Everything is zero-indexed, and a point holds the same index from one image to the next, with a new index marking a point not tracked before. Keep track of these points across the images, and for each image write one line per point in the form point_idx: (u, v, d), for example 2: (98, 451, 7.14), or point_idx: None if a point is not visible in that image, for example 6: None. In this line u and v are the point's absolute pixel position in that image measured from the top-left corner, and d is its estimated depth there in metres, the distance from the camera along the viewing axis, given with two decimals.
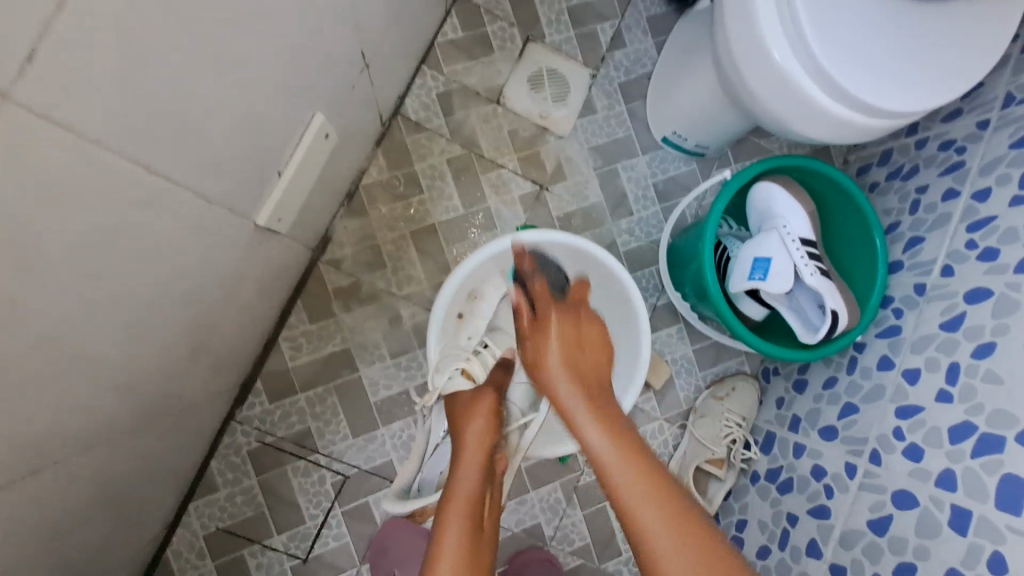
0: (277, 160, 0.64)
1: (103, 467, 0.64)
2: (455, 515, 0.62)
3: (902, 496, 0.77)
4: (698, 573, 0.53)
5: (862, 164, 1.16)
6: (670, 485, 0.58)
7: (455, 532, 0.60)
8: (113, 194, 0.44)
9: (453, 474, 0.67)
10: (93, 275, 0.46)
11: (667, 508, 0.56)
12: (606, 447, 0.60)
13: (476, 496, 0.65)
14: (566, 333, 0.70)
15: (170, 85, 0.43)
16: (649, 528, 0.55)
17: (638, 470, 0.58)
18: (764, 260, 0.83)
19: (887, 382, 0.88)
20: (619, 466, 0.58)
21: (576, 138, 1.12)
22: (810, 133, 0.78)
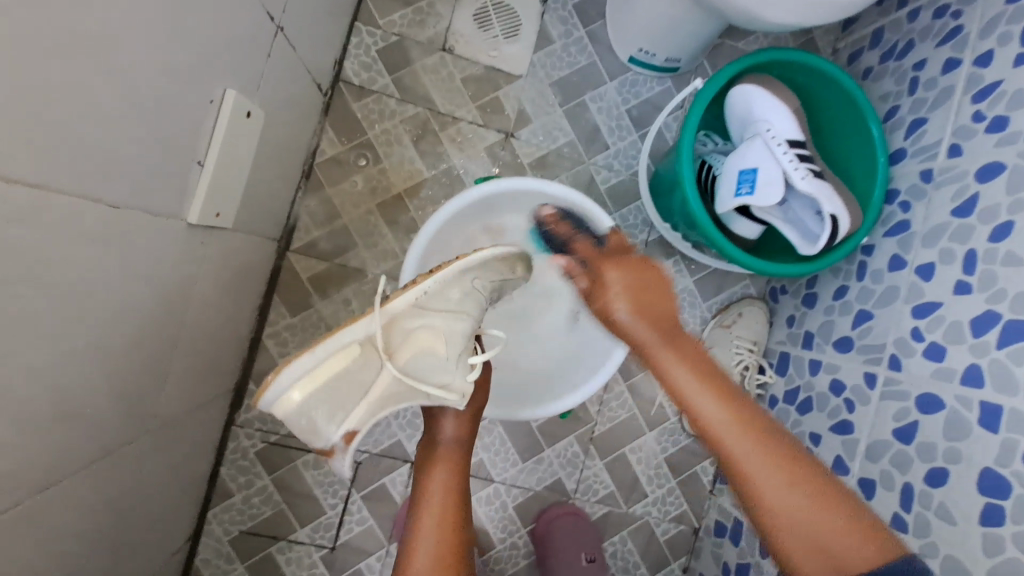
0: (195, 149, 0.58)
1: (95, 498, 0.62)
2: (442, 464, 0.70)
3: (927, 400, 0.72)
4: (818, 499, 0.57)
5: (852, 50, 1.05)
6: (740, 399, 0.64)
7: (443, 479, 0.69)
8: (14, 217, 0.39)
9: (436, 424, 0.72)
10: (20, 308, 0.42)
11: (761, 440, 0.61)
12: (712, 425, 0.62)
13: (456, 452, 0.71)
14: (650, 296, 0.69)
15: (36, 78, 0.37)
16: (714, 421, 0.63)
17: (739, 431, 0.62)
18: (750, 172, 0.75)
19: (900, 282, 0.82)
20: (744, 450, 0.60)
21: (535, 75, 1.03)
22: (783, 18, 0.71)
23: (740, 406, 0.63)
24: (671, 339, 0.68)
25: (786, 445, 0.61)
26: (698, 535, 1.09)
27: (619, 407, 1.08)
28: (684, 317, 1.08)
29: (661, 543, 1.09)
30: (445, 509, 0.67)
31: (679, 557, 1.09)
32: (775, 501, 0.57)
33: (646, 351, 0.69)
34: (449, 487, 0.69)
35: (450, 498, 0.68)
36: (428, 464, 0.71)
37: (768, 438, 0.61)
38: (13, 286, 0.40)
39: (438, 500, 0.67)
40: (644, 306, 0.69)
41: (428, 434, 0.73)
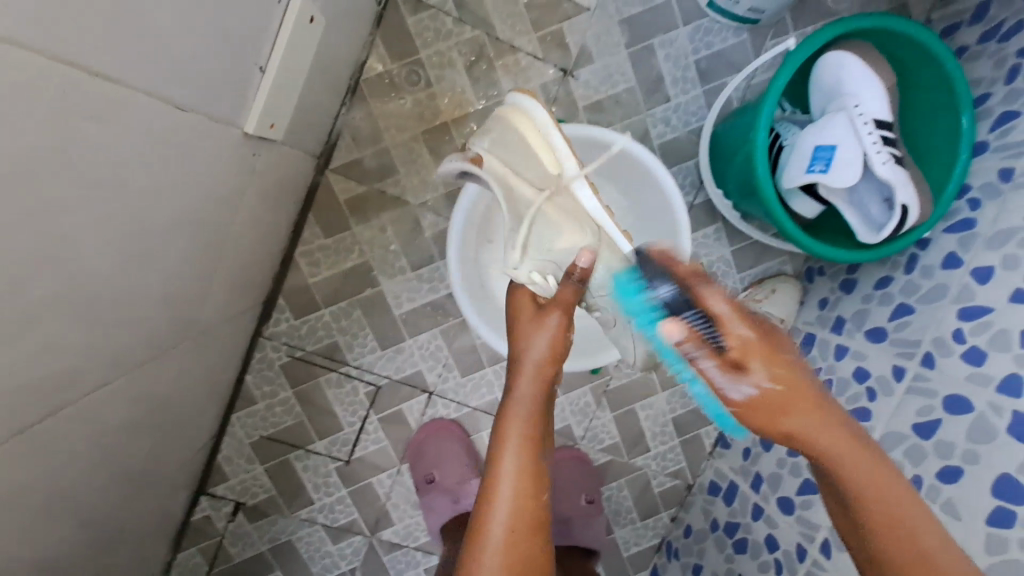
0: (257, 53, 0.54)
1: (138, 393, 0.63)
2: (513, 443, 0.56)
3: (955, 401, 0.73)
4: None
5: (948, 24, 0.97)
6: (876, 450, 0.52)
7: (513, 474, 0.55)
8: (84, 110, 0.37)
9: (508, 387, 0.61)
10: (88, 207, 0.41)
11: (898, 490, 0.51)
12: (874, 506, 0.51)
13: (532, 418, 0.58)
14: (775, 343, 0.52)
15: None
16: (878, 516, 0.50)
17: (915, 518, 0.50)
18: (827, 149, 0.72)
19: (952, 282, 0.80)
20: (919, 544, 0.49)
21: (604, 9, 0.96)
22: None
23: (881, 462, 0.52)
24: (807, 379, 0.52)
25: (915, 504, 0.51)
26: (692, 491, 1.14)
27: (637, 365, 1.10)
28: None
29: (656, 494, 1.14)
30: (529, 521, 0.53)
31: (670, 509, 1.15)
32: None
33: (767, 413, 0.51)
34: (521, 483, 0.55)
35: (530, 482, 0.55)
36: (499, 441, 0.57)
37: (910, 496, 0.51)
38: (82, 184, 0.39)
39: (508, 499, 0.54)
40: (767, 350, 0.51)
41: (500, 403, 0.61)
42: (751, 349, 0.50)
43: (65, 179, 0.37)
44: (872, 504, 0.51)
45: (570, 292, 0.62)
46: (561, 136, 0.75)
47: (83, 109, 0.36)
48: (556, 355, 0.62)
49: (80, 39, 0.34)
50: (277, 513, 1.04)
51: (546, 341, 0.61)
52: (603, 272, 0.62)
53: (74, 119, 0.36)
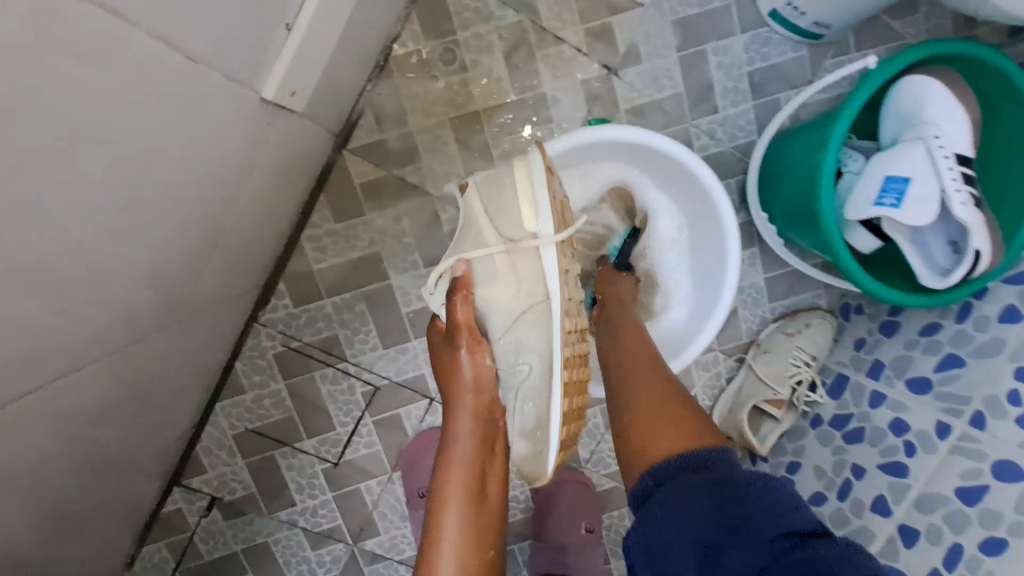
0: (282, 6, 0.48)
1: (113, 380, 0.56)
2: (455, 474, 0.57)
3: (1008, 468, 0.67)
4: (682, 461, 0.51)
5: (1022, 59, 0.91)
6: (708, 445, 0.57)
7: (459, 508, 0.56)
8: (54, 35, 0.30)
9: (447, 432, 0.60)
10: (58, 160, 0.34)
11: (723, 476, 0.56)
12: (644, 394, 0.57)
13: (467, 453, 0.58)
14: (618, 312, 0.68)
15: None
16: (654, 441, 0.53)
17: (665, 412, 0.55)
18: (899, 180, 0.65)
19: (1010, 336, 0.74)
20: (638, 428, 0.55)
21: (659, 7, 0.89)
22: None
23: (707, 445, 0.58)
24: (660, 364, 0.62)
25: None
26: None
27: None
28: (745, 313, 1.01)
29: None
30: (470, 569, 0.54)
31: None
32: (660, 466, 0.51)
33: (616, 350, 0.64)
34: (464, 525, 0.55)
35: (473, 524, 0.55)
36: (439, 495, 0.57)
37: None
38: (50, 129, 0.32)
39: (452, 544, 0.54)
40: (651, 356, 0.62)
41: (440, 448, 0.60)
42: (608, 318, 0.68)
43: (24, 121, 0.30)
44: (647, 444, 0.53)
45: (466, 312, 0.58)
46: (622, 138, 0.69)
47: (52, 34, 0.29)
48: (484, 391, 0.59)
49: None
50: (255, 512, 0.96)
51: (471, 372, 0.59)
52: (510, 343, 0.58)
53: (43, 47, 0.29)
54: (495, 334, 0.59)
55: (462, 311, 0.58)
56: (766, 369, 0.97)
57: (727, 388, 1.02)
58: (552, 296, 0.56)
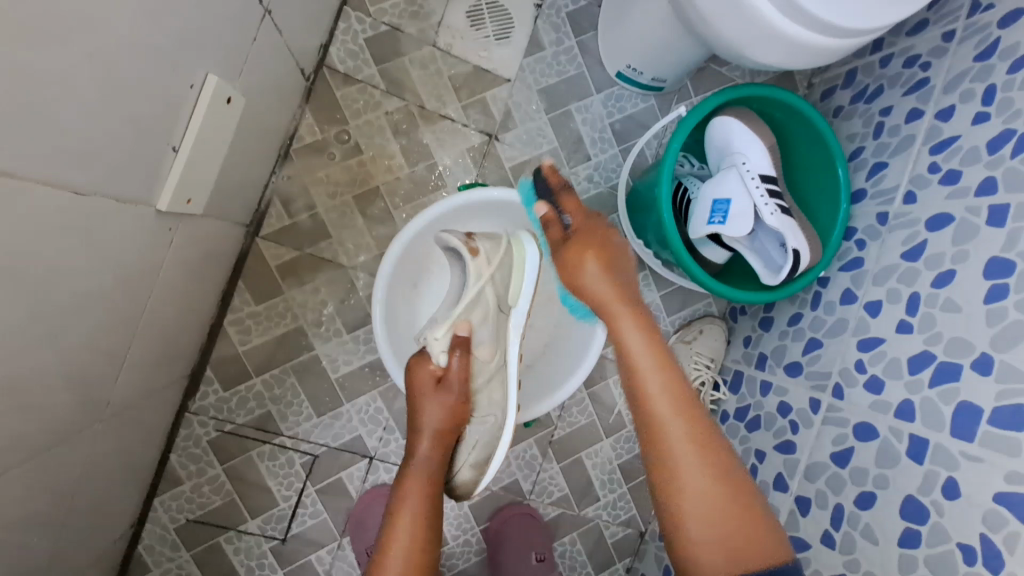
0: (169, 134, 0.56)
1: (41, 484, 0.60)
2: (415, 483, 0.68)
3: (863, 428, 0.78)
4: (725, 512, 0.60)
5: (826, 87, 1.10)
6: (704, 431, 0.64)
7: (414, 508, 0.66)
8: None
9: (411, 446, 0.70)
10: None
11: (720, 473, 0.62)
12: (655, 397, 0.65)
13: (430, 475, 0.69)
14: (611, 255, 0.70)
15: (11, 58, 0.36)
16: (659, 397, 0.64)
17: (680, 429, 0.63)
18: (723, 202, 0.79)
19: (850, 316, 0.87)
20: (679, 448, 0.62)
21: (524, 80, 1.03)
22: (806, 65, 0.73)
23: (700, 434, 0.63)
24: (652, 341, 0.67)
25: (739, 474, 0.62)
26: (644, 539, 1.14)
27: (580, 414, 1.11)
28: None
29: (609, 545, 1.13)
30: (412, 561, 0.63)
31: (624, 559, 1.14)
32: (698, 523, 0.60)
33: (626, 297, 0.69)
34: (415, 529, 0.65)
35: (422, 528, 0.65)
36: (389, 516, 0.66)
37: (724, 470, 0.62)
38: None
39: (405, 542, 0.64)
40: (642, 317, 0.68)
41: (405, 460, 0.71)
42: (586, 236, 0.69)
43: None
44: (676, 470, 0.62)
45: (461, 363, 0.69)
46: (475, 199, 0.80)
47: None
48: (452, 427, 0.70)
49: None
50: None
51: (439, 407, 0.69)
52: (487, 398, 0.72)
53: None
54: (478, 389, 0.72)
55: (459, 362, 0.69)
56: None
57: None
58: (511, 359, 0.71)
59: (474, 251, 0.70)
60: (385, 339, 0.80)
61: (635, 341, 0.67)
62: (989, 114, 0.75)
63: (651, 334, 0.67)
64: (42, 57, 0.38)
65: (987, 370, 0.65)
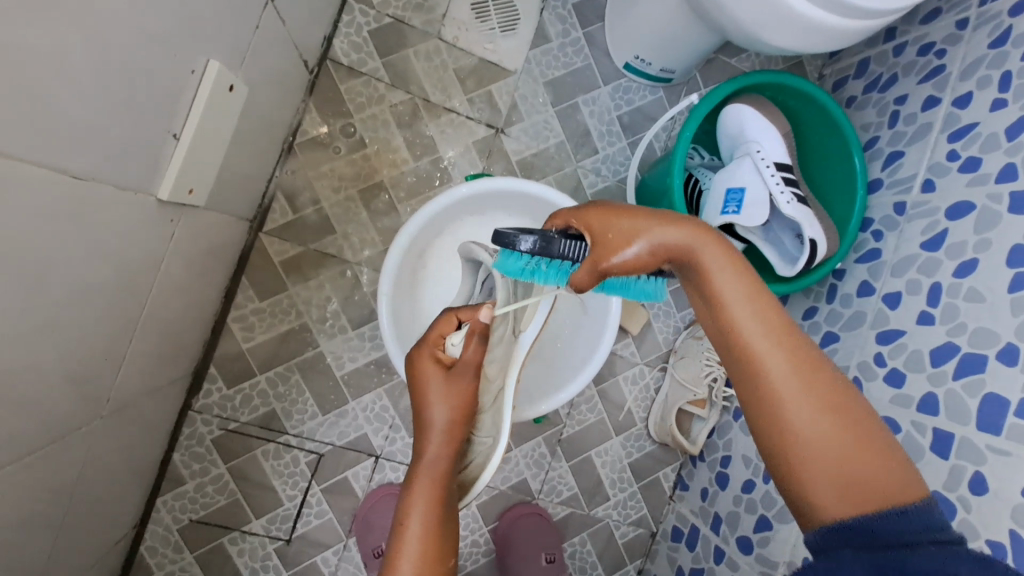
0: (169, 120, 0.55)
1: (39, 481, 0.58)
2: (421, 483, 0.60)
3: (884, 423, 0.76)
4: (845, 459, 0.43)
5: (838, 77, 1.08)
6: (816, 364, 0.46)
7: (421, 513, 0.58)
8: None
9: (420, 444, 0.63)
10: None
11: (834, 412, 0.44)
12: (743, 336, 0.47)
13: (441, 474, 0.61)
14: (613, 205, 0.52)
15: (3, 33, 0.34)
16: (744, 340, 0.47)
17: (781, 368, 0.46)
18: (738, 192, 0.77)
19: (868, 308, 0.85)
20: (780, 387, 0.45)
21: (530, 72, 1.02)
22: (821, 48, 0.71)
23: (812, 366, 0.46)
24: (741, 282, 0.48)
25: (870, 418, 0.45)
26: (656, 539, 1.11)
27: (589, 411, 1.09)
28: (659, 325, 1.10)
29: (620, 546, 1.11)
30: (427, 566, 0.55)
31: (635, 560, 1.11)
32: (817, 471, 0.44)
33: (660, 236, 0.50)
34: (428, 531, 0.57)
35: (432, 534, 0.57)
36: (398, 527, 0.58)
37: (843, 402, 0.45)
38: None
39: (412, 548, 0.56)
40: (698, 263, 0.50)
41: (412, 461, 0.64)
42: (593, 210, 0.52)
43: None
44: (781, 413, 0.45)
45: (473, 352, 0.65)
46: (481, 188, 0.79)
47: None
48: (463, 422, 0.64)
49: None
50: None
51: (450, 398, 0.64)
52: (490, 420, 0.66)
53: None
54: (483, 409, 0.67)
55: (473, 349, 0.65)
56: (684, 374, 1.05)
57: (656, 398, 1.09)
58: (508, 381, 0.65)
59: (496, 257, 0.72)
60: (393, 334, 0.78)
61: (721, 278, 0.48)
62: (1006, 101, 0.73)
63: (735, 256, 0.49)
64: (35, 33, 0.37)
65: (1015, 361, 0.62)
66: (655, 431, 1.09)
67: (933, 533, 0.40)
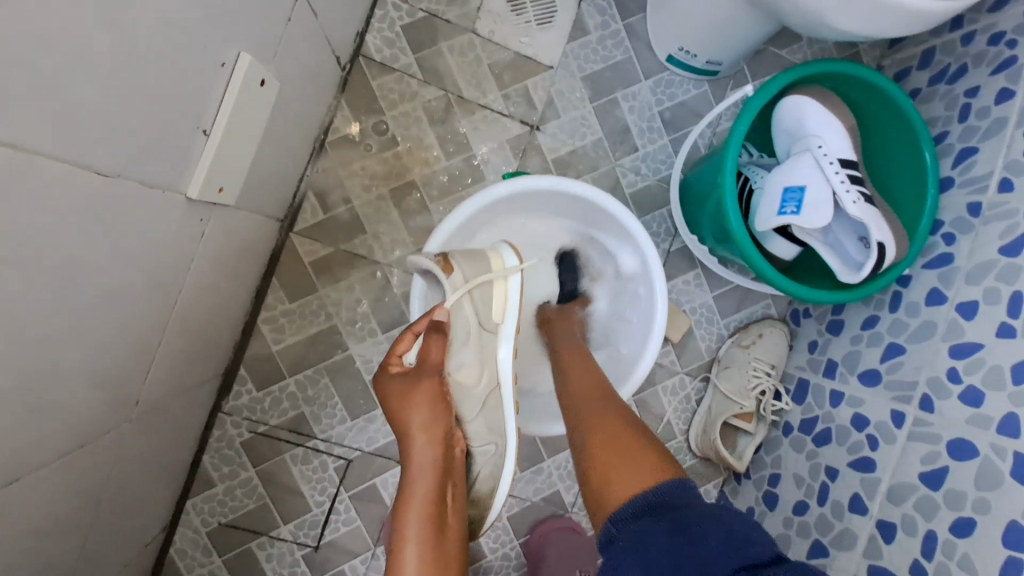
0: (199, 115, 0.53)
1: (67, 485, 0.57)
2: (414, 511, 0.56)
3: (959, 445, 0.68)
4: (611, 445, 0.57)
5: (898, 69, 1.00)
6: (613, 407, 0.63)
7: (417, 539, 0.55)
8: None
9: (404, 461, 0.60)
10: None
11: (606, 423, 0.61)
12: (576, 390, 0.67)
13: (432, 488, 0.58)
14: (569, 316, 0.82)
15: (23, 19, 0.32)
16: (571, 393, 0.68)
17: (583, 405, 0.65)
18: (796, 190, 0.71)
19: (938, 318, 0.77)
20: (584, 412, 0.63)
21: (567, 67, 0.97)
22: (896, 33, 0.65)
23: (610, 409, 0.62)
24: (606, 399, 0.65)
25: (618, 420, 0.60)
26: None
27: None
28: (701, 332, 1.03)
29: None
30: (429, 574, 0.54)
31: None
32: (609, 475, 0.54)
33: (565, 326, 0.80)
34: (427, 545, 0.55)
35: (432, 558, 0.55)
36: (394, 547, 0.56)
37: (616, 419, 0.61)
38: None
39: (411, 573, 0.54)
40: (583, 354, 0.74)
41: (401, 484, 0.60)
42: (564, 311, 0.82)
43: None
44: (584, 438, 0.60)
45: (438, 353, 0.62)
46: (520, 187, 0.75)
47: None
48: (443, 426, 0.62)
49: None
50: None
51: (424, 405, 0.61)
52: (481, 424, 0.66)
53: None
54: (468, 417, 0.65)
55: (434, 348, 0.62)
56: (729, 386, 0.99)
57: (698, 410, 1.03)
58: (504, 380, 0.69)
59: (449, 269, 0.66)
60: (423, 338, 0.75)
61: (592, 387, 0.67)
62: None
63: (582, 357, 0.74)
64: (60, 21, 0.35)
65: None
66: (696, 445, 1.02)
67: (719, 521, 0.47)
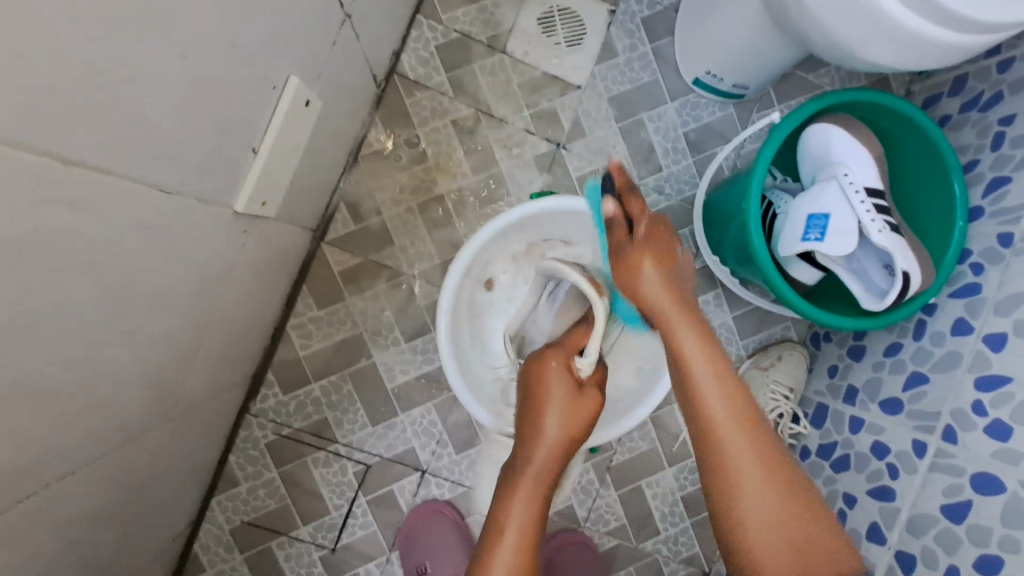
0: (250, 134, 0.56)
1: (106, 482, 0.60)
2: (522, 494, 0.62)
3: (984, 480, 0.67)
4: (771, 491, 0.55)
5: (928, 95, 1.00)
6: (744, 401, 0.59)
7: (521, 521, 0.61)
8: (51, 194, 0.36)
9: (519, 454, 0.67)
10: (52, 290, 0.40)
11: (746, 425, 0.58)
12: (695, 365, 0.61)
13: (545, 478, 0.64)
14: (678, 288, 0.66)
15: (103, 51, 0.35)
16: (687, 349, 0.62)
17: (711, 378, 0.60)
18: (821, 218, 0.73)
19: (964, 348, 0.77)
20: (709, 392, 0.59)
21: (595, 88, 1.00)
22: (903, 65, 0.66)
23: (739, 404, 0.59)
24: (680, 305, 0.65)
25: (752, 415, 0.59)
26: None
27: (641, 439, 1.04)
28: None
29: None
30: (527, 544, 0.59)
31: None
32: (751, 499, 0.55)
33: (683, 307, 0.65)
34: (526, 531, 0.60)
35: (530, 522, 0.61)
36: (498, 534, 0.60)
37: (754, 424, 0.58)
38: (46, 268, 0.39)
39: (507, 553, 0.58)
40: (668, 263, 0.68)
41: (514, 464, 0.66)
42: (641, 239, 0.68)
43: (22, 269, 0.37)
44: (710, 429, 0.58)
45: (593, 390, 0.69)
46: (549, 207, 0.78)
47: (52, 196, 0.37)
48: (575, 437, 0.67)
49: (53, 125, 0.34)
50: None
51: (552, 411, 0.67)
52: None
53: (42, 205, 0.36)
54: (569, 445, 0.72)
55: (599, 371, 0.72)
56: None
57: None
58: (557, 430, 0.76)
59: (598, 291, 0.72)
60: (450, 354, 0.78)
61: (659, 295, 0.66)
62: None
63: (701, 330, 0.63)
64: (137, 52, 0.38)
65: None
66: None
67: None
